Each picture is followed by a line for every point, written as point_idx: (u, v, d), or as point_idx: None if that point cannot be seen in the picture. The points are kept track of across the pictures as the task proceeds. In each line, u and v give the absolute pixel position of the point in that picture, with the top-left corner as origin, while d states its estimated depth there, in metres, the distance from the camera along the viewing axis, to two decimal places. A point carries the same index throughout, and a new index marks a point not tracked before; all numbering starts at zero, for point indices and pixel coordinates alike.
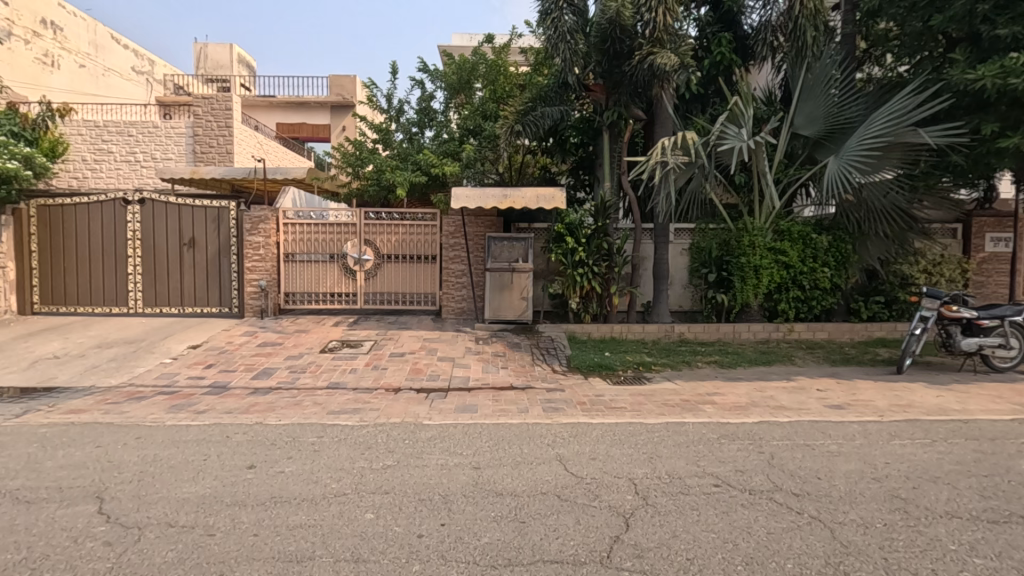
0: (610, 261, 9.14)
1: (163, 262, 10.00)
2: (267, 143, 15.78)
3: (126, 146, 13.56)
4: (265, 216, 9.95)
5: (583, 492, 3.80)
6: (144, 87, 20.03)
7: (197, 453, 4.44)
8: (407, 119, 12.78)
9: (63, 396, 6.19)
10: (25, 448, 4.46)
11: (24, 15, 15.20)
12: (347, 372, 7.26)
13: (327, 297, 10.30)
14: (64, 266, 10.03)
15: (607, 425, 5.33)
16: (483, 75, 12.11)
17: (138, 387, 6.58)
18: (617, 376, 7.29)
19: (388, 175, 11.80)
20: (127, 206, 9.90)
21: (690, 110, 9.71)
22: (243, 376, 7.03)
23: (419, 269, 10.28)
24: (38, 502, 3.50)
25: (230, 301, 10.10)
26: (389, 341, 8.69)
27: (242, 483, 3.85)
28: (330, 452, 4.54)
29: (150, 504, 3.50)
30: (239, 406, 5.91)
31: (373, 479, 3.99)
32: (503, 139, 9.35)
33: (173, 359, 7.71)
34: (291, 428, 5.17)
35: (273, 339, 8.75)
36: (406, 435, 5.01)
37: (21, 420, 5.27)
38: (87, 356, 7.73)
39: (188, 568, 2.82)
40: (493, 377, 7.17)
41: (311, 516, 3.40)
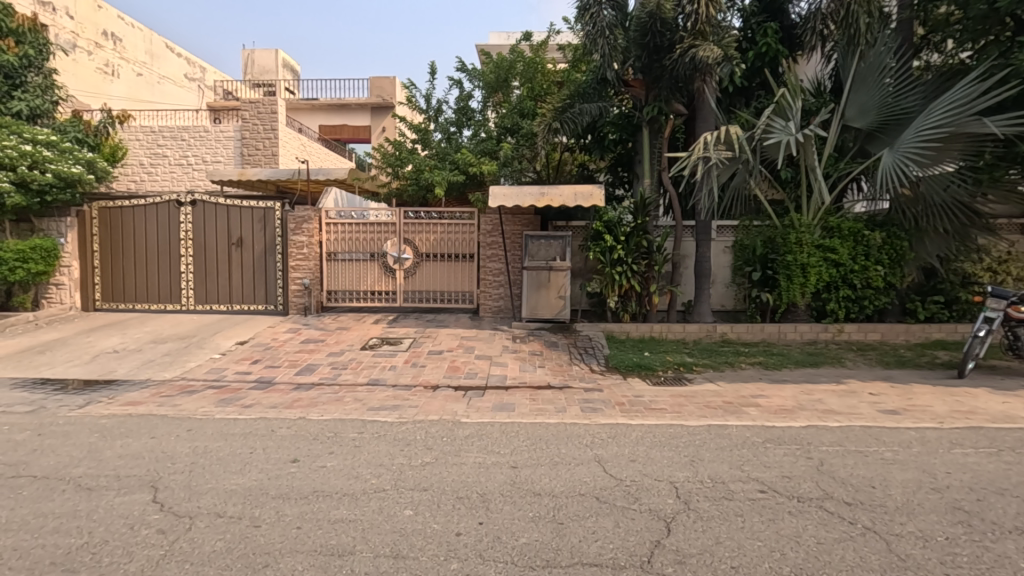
0: (650, 258, 8.99)
1: (213, 262, 10.40)
2: (311, 144, 16.20)
3: (179, 150, 14.18)
4: (309, 216, 10.24)
5: (622, 495, 3.74)
6: (196, 92, 20.89)
7: (244, 446, 4.58)
8: (445, 119, 12.84)
9: (122, 388, 6.52)
10: (88, 438, 4.71)
11: (87, 28, 16.10)
12: (387, 369, 7.37)
13: (368, 295, 10.50)
14: (123, 264, 10.55)
15: (647, 427, 5.23)
16: (520, 73, 12.08)
17: (190, 381, 6.87)
18: (657, 377, 7.16)
19: (427, 175, 11.91)
20: (180, 207, 10.35)
21: (734, 104, 9.40)
22: (287, 372, 7.24)
23: (457, 268, 10.35)
24: (98, 489, 3.68)
25: (275, 298, 10.41)
26: (427, 339, 8.79)
27: (286, 477, 3.95)
28: (370, 448, 4.61)
29: (200, 495, 3.63)
30: (283, 401, 6.08)
31: (412, 476, 4.03)
32: (540, 137, 9.28)
33: (222, 355, 8.00)
34: (332, 423, 5.29)
35: (316, 336, 8.98)
36: (444, 432, 5.06)
37: (84, 411, 5.58)
38: (143, 351, 8.12)
39: (235, 558, 2.90)
40: (530, 376, 7.14)
41: (353, 511, 3.46)
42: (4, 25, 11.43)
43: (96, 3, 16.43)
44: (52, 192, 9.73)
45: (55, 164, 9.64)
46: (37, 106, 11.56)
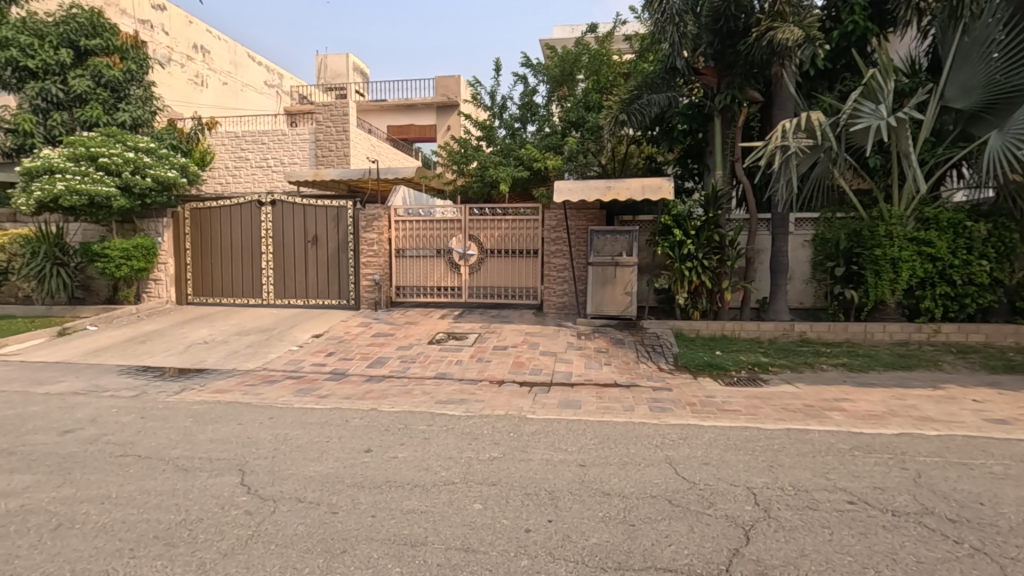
0: (722, 253, 8.64)
1: (290, 259, 10.96)
2: (380, 145, 16.72)
3: (260, 153, 15.04)
4: (379, 214, 10.60)
5: (696, 498, 3.60)
6: (275, 98, 22.08)
7: (321, 435, 4.79)
8: (510, 115, 12.84)
9: (211, 377, 7.00)
10: (183, 422, 5.09)
11: (179, 42, 17.41)
12: (454, 363, 7.49)
13: (434, 290, 10.73)
14: (211, 261, 11.30)
15: (720, 428, 5.01)
16: (586, 66, 11.88)
17: (271, 371, 7.28)
18: (730, 377, 6.85)
19: (492, 172, 11.96)
20: (261, 206, 10.98)
21: (815, 88, 8.86)
22: (359, 365, 7.52)
23: (522, 263, 10.36)
24: (192, 470, 3.96)
25: (347, 293, 10.83)
26: (492, 335, 8.86)
27: (360, 466, 4.09)
28: (439, 440, 4.70)
29: (283, 479, 3.83)
30: (355, 392, 6.30)
31: (480, 470, 4.07)
32: (606, 130, 9.10)
33: (299, 347, 8.42)
34: (402, 415, 5.44)
35: (386, 330, 9.27)
36: (511, 428, 5.07)
37: (179, 397, 6.04)
38: (229, 342, 8.68)
39: (315, 542, 3.02)
40: (596, 373, 7.04)
41: (423, 502, 3.53)
42: (111, 43, 12.54)
43: (188, 19, 17.84)
44: (151, 195, 10.56)
45: (154, 169, 10.45)
46: (139, 116, 12.60)
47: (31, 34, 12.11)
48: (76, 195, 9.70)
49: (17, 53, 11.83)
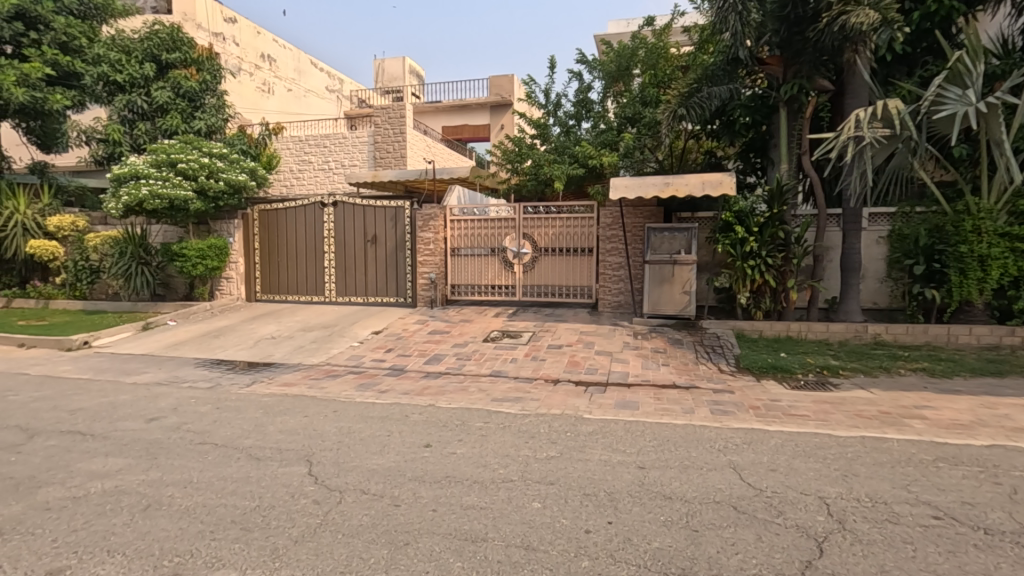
0: (787, 251, 8.25)
1: (351, 257, 11.34)
2: (435, 145, 17.01)
3: (322, 156, 15.61)
4: (435, 213, 10.80)
5: (763, 506, 3.45)
6: (335, 103, 22.91)
7: (382, 429, 4.93)
8: (564, 112, 12.74)
9: (279, 370, 7.35)
10: (254, 413, 5.37)
11: (248, 52, 18.33)
12: (508, 362, 7.52)
13: (488, 288, 10.81)
14: (278, 260, 11.85)
15: (787, 434, 4.79)
16: (642, 60, 11.61)
17: (334, 366, 7.57)
18: (796, 381, 6.54)
19: (546, 170, 11.92)
20: (324, 208, 11.41)
21: (893, 74, 8.31)
22: (417, 361, 7.69)
23: (576, 262, 10.28)
24: (264, 459, 4.16)
25: (404, 291, 11.10)
26: (546, 333, 8.84)
27: (420, 461, 4.18)
28: (496, 438, 4.73)
29: (347, 471, 3.97)
30: (413, 388, 6.45)
31: (538, 469, 4.07)
32: (664, 125, 8.88)
33: (360, 343, 8.70)
34: (460, 412, 5.51)
35: (442, 327, 9.44)
36: (567, 427, 5.04)
37: (250, 389, 6.38)
38: (295, 338, 9.07)
39: (380, 533, 3.11)
40: (654, 374, 6.89)
41: (483, 498, 3.56)
42: (189, 56, 13.34)
43: (256, 30, 18.74)
44: (224, 198, 11.20)
45: (226, 173, 11.05)
46: (213, 124, 13.33)
47: (119, 50, 13.04)
48: (158, 199, 10.40)
49: (107, 68, 12.76)
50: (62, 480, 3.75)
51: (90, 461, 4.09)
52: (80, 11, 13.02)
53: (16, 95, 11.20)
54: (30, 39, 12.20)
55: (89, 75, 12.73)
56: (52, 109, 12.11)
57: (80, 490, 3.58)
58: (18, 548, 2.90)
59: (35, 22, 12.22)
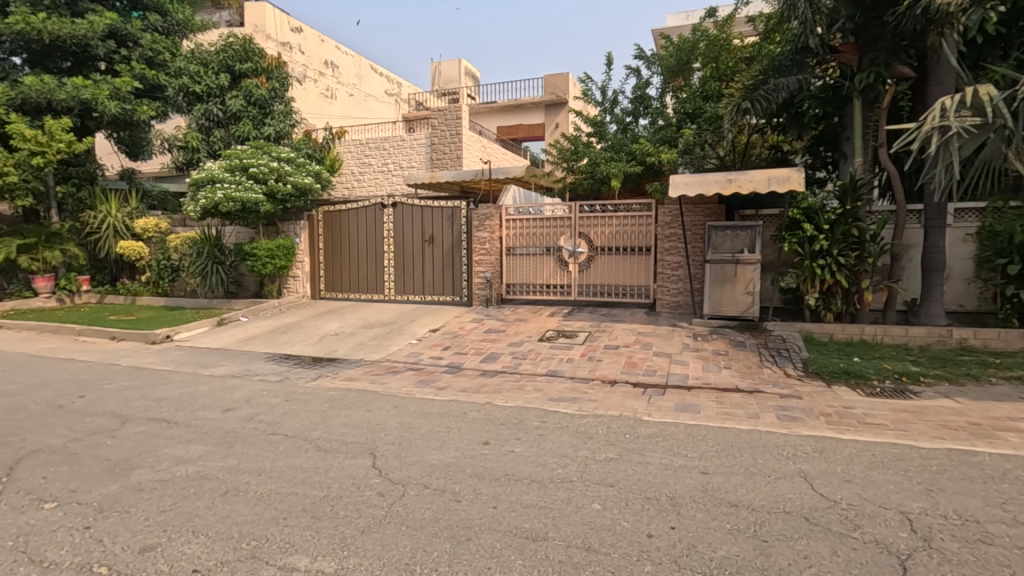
0: (861, 249, 7.79)
1: (409, 257, 11.62)
2: (491, 145, 17.14)
3: (382, 158, 16.04)
4: (491, 213, 10.90)
5: (838, 519, 3.27)
6: (394, 106, 23.52)
7: (442, 425, 5.02)
8: (621, 109, 12.52)
9: (342, 366, 7.63)
10: (321, 406, 5.59)
11: (313, 59, 19.12)
12: (564, 362, 7.48)
13: (543, 288, 10.79)
14: (340, 259, 12.29)
15: (862, 444, 4.52)
16: (704, 53, 11.24)
17: (393, 362, 7.78)
18: (871, 387, 6.16)
19: (603, 168, 11.75)
20: (383, 209, 11.75)
21: (984, 57, 7.69)
22: (474, 359, 7.78)
23: (633, 261, 10.12)
24: (331, 451, 4.32)
25: (460, 290, 11.27)
26: (603, 334, 8.73)
27: (479, 458, 4.23)
28: (554, 438, 4.71)
29: (409, 465, 4.06)
30: (470, 385, 6.54)
31: (597, 470, 4.02)
32: (727, 119, 8.58)
33: (418, 340, 8.90)
34: (517, 410, 5.54)
35: (497, 326, 9.51)
36: (626, 429, 4.95)
37: (316, 383, 6.65)
38: (356, 334, 9.40)
39: (442, 527, 3.16)
40: (715, 377, 6.68)
41: (542, 498, 3.56)
42: (260, 66, 14.14)
43: (320, 38, 19.54)
44: (291, 200, 11.75)
45: (294, 177, 11.59)
46: (281, 129, 14.14)
47: (198, 62, 13.85)
48: (232, 202, 11.03)
49: (187, 79, 13.66)
50: (151, 463, 4.04)
51: (175, 447, 4.38)
52: (163, 27, 13.73)
53: (109, 108, 12.19)
54: (120, 55, 13.08)
55: (172, 87, 13.59)
56: (140, 120, 13.04)
57: (168, 474, 3.84)
58: (115, 524, 3.15)
59: (125, 39, 13.11)
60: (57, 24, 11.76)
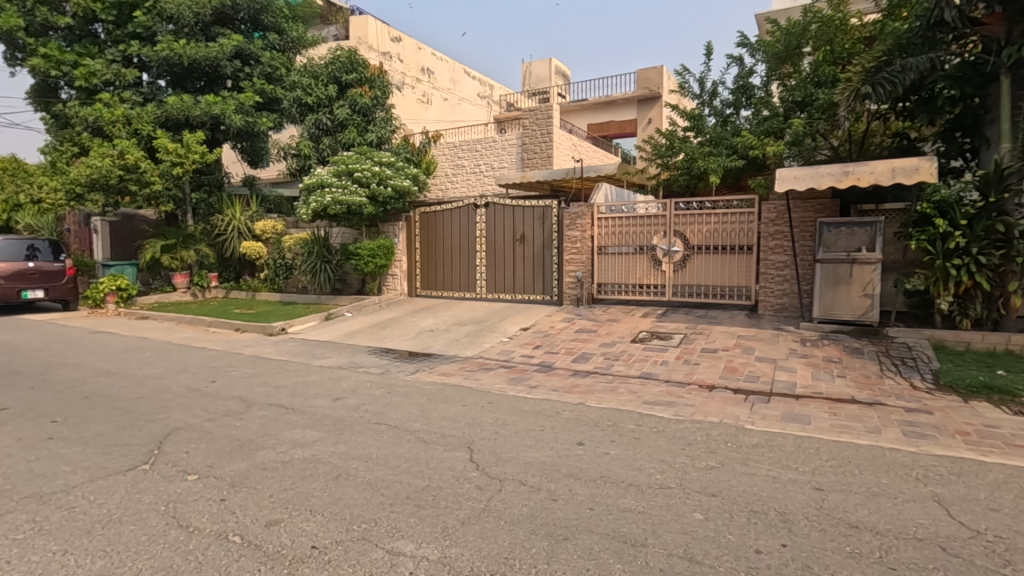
0: (1008, 247, 6.86)
1: (501, 256, 11.82)
2: (581, 144, 17.01)
3: (474, 160, 16.41)
4: (582, 212, 10.82)
5: (982, 552, 2.91)
6: (486, 108, 24.04)
7: (535, 424, 5.05)
8: (721, 101, 11.93)
9: (438, 361, 7.91)
10: (420, 399, 5.84)
11: (411, 67, 20.02)
12: (659, 364, 7.26)
13: (636, 288, 10.52)
14: (435, 259, 12.74)
15: (1011, 469, 3.97)
16: (816, 35, 10.43)
17: (486, 359, 7.95)
18: (1020, 405, 5.41)
19: (701, 163, 11.24)
20: (476, 209, 12.05)
21: None
22: (565, 359, 7.76)
23: (732, 261, 9.62)
24: (431, 443, 4.50)
25: (551, 290, 11.30)
26: (700, 336, 8.38)
27: (574, 458, 4.21)
28: (650, 442, 4.58)
29: (505, 461, 4.13)
30: (563, 385, 6.53)
31: (698, 479, 3.85)
32: (843, 106, 7.91)
33: (509, 338, 9.03)
34: (610, 412, 5.45)
35: (589, 326, 9.42)
36: (728, 438, 4.70)
37: (415, 377, 6.96)
38: (451, 331, 9.71)
39: (539, 525, 3.18)
40: (827, 386, 6.17)
41: (640, 502, 3.48)
42: (363, 75, 15.20)
43: (418, 46, 20.38)
44: (391, 202, 12.38)
45: (393, 180, 12.19)
46: (383, 135, 15.22)
47: (309, 75, 15.05)
48: (339, 205, 11.79)
49: (300, 92, 14.87)
50: (273, 445, 4.42)
51: (293, 431, 4.77)
52: (280, 45, 14.91)
53: (235, 121, 13.48)
54: (244, 73, 14.30)
55: (287, 99, 14.79)
56: (260, 131, 14.34)
57: (288, 456, 4.19)
58: (245, 498, 3.48)
59: (248, 58, 14.35)
60: (193, 48, 13.16)
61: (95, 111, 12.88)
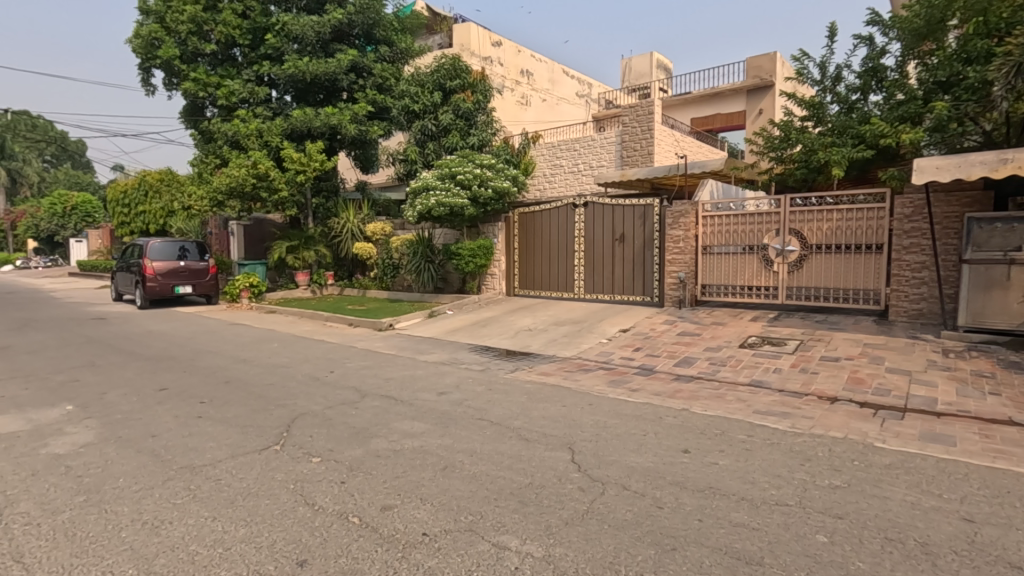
0: None
1: (599, 256, 11.68)
2: (685, 139, 16.35)
3: (573, 159, 16.34)
4: (686, 210, 10.38)
5: None
6: (584, 108, 23.88)
7: (638, 428, 4.93)
8: (846, 86, 10.90)
9: (537, 360, 7.97)
10: (520, 398, 5.92)
11: (511, 70, 20.37)
12: (772, 371, 6.79)
13: (745, 290, 9.91)
14: (533, 259, 12.85)
15: None
16: (964, 6, 9.00)
17: (585, 360, 7.89)
18: None
19: (821, 155, 10.34)
20: (575, 209, 12.00)
21: None
22: (667, 362, 7.50)
23: (857, 262, 8.78)
24: (532, 442, 4.54)
25: (652, 290, 10.98)
26: (818, 343, 7.73)
27: (679, 466, 4.05)
28: (764, 454, 4.30)
29: (607, 464, 4.07)
30: (665, 390, 6.31)
31: (821, 498, 3.54)
32: (998, 85, 6.96)
33: (608, 339, 8.90)
34: (718, 420, 5.19)
35: (692, 329, 9.03)
36: (855, 456, 4.28)
37: (514, 375, 7.06)
38: (549, 331, 9.75)
39: (644, 532, 3.09)
40: (977, 404, 5.43)
41: (754, 518, 3.27)
42: (467, 81, 15.75)
43: (517, 48, 20.71)
44: (492, 203, 12.68)
45: (494, 181, 12.48)
46: (484, 138, 15.72)
47: (416, 84, 15.89)
48: (443, 207, 12.27)
49: (408, 100, 15.74)
50: (385, 434, 4.70)
51: (403, 422, 5.03)
52: (391, 56, 15.83)
53: (350, 130, 14.53)
54: (359, 85, 15.36)
55: (396, 108, 15.69)
56: (372, 139, 15.31)
57: (398, 445, 4.43)
58: (362, 483, 3.73)
59: (362, 71, 15.40)
60: (316, 65, 14.35)
61: (234, 127, 14.45)
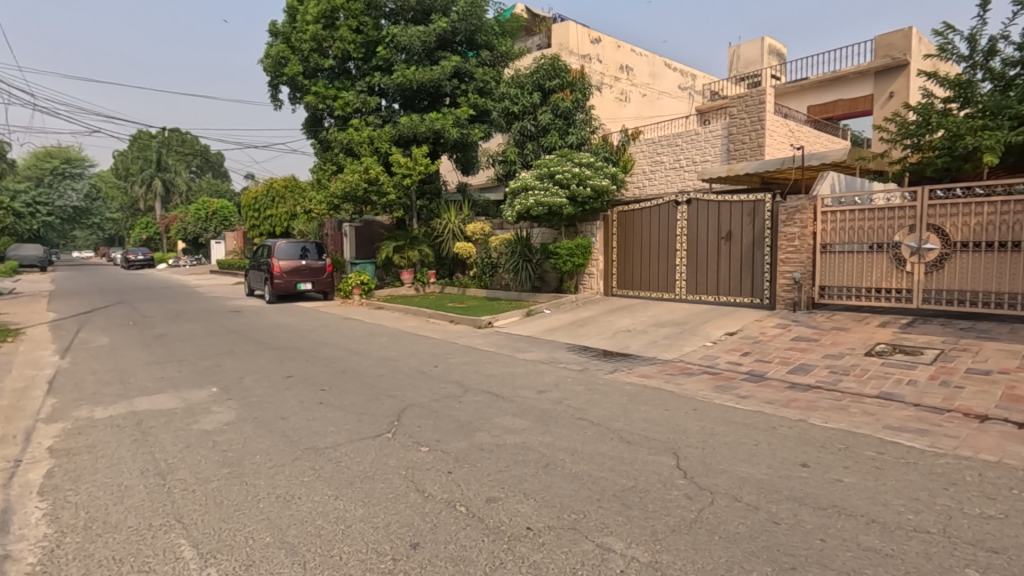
0: None
1: (703, 255, 11.18)
2: (800, 129, 15.17)
3: (674, 155, 15.72)
4: (803, 205, 9.61)
5: None
6: (687, 100, 22.94)
7: (748, 437, 4.65)
8: (1003, 60, 9.53)
9: (637, 362, 7.79)
10: (619, 399, 5.82)
11: (610, 66, 20.05)
12: (905, 383, 6.10)
13: (871, 292, 8.99)
14: (631, 258, 12.56)
15: None
16: None
17: (688, 363, 7.58)
18: None
19: (969, 140, 9.11)
20: (677, 206, 11.56)
21: None
22: (780, 369, 7.00)
23: (1014, 261, 7.67)
24: (635, 445, 4.44)
25: (761, 292, 10.31)
26: (963, 353, 6.84)
27: (798, 481, 3.77)
28: (897, 474, 3.88)
29: (716, 473, 3.88)
30: (779, 398, 5.89)
31: (970, 527, 3.14)
32: None
33: (713, 343, 8.48)
34: (842, 434, 4.76)
35: (808, 334, 8.37)
36: (1013, 483, 3.73)
37: (613, 376, 6.96)
38: (648, 332, 9.49)
39: (758, 547, 2.92)
40: None
41: (887, 543, 2.97)
42: (566, 80, 15.73)
43: (617, 44, 20.36)
44: (590, 202, 12.58)
45: (592, 180, 12.37)
46: (583, 136, 15.59)
47: (516, 86, 16.12)
48: (541, 206, 12.35)
49: (508, 102, 16.04)
50: (487, 429, 4.82)
51: (505, 418, 5.14)
52: (492, 60, 16.24)
53: (452, 133, 15.14)
54: (461, 89, 15.93)
55: (496, 110, 16.04)
56: (473, 141, 15.80)
57: (501, 440, 4.53)
58: (468, 474, 3.86)
59: (465, 76, 15.94)
60: (422, 73, 15.08)
61: (348, 135, 15.53)
